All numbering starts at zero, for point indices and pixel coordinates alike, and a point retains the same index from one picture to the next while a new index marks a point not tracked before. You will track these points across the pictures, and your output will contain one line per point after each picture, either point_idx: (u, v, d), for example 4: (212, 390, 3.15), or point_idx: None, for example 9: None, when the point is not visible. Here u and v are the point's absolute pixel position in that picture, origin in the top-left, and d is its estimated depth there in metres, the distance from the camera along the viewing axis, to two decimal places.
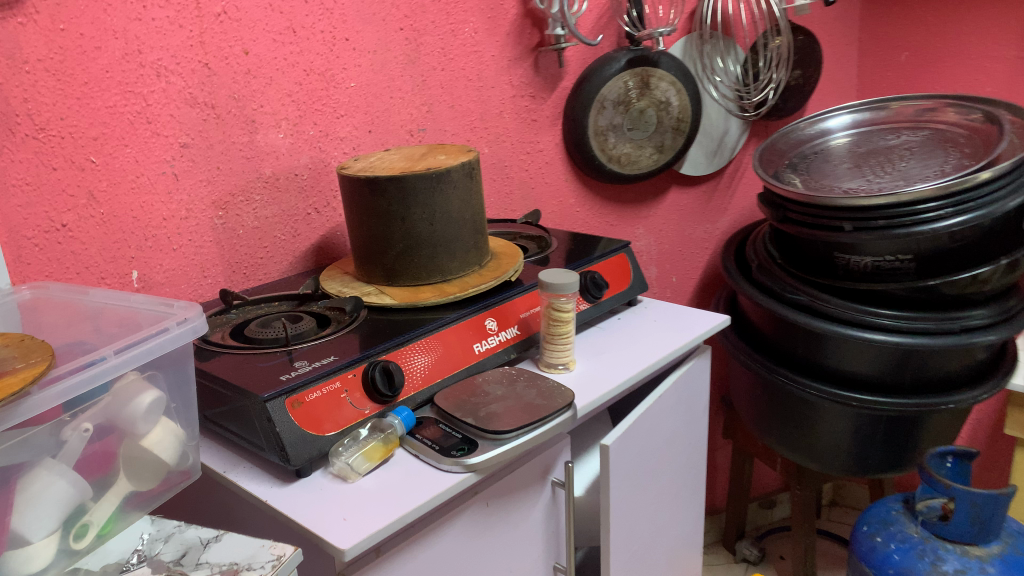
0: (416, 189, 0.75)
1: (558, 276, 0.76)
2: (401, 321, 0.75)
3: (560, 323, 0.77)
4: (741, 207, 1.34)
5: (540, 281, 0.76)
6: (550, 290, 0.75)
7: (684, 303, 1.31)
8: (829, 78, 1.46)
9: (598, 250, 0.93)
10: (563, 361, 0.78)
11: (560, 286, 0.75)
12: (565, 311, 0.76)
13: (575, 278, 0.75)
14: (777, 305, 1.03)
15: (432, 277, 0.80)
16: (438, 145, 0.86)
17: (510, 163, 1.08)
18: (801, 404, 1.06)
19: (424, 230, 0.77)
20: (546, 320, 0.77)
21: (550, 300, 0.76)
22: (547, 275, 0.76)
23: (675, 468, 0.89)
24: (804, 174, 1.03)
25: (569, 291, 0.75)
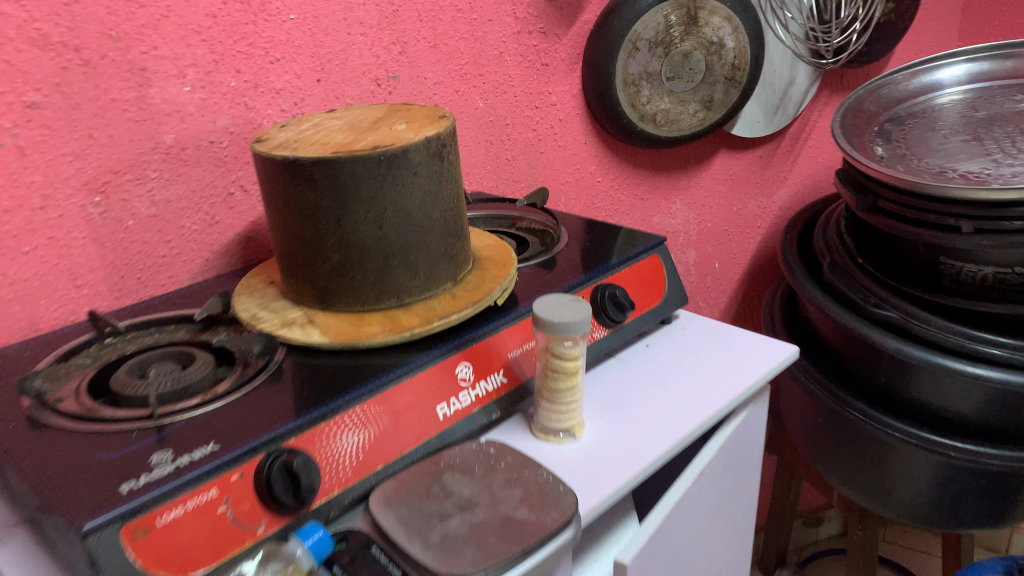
0: (356, 178, 0.51)
1: (562, 310, 0.52)
2: (333, 371, 0.52)
3: (564, 377, 0.53)
4: (805, 175, 1.08)
5: (533, 316, 0.53)
6: (550, 331, 0.52)
7: (729, 294, 1.07)
8: (923, 12, 1.17)
9: (622, 250, 0.69)
10: (567, 427, 0.55)
11: (565, 327, 0.51)
12: (571, 361, 0.53)
13: (588, 314, 0.52)
14: (857, 321, 0.79)
15: (384, 301, 0.56)
16: (402, 107, 0.62)
17: (512, 121, 0.84)
18: (878, 445, 0.84)
19: (369, 237, 0.54)
20: (545, 371, 0.54)
21: (548, 344, 0.53)
22: (547, 307, 0.53)
23: (717, 551, 0.66)
24: (904, 146, 0.77)
25: (578, 333, 0.52)
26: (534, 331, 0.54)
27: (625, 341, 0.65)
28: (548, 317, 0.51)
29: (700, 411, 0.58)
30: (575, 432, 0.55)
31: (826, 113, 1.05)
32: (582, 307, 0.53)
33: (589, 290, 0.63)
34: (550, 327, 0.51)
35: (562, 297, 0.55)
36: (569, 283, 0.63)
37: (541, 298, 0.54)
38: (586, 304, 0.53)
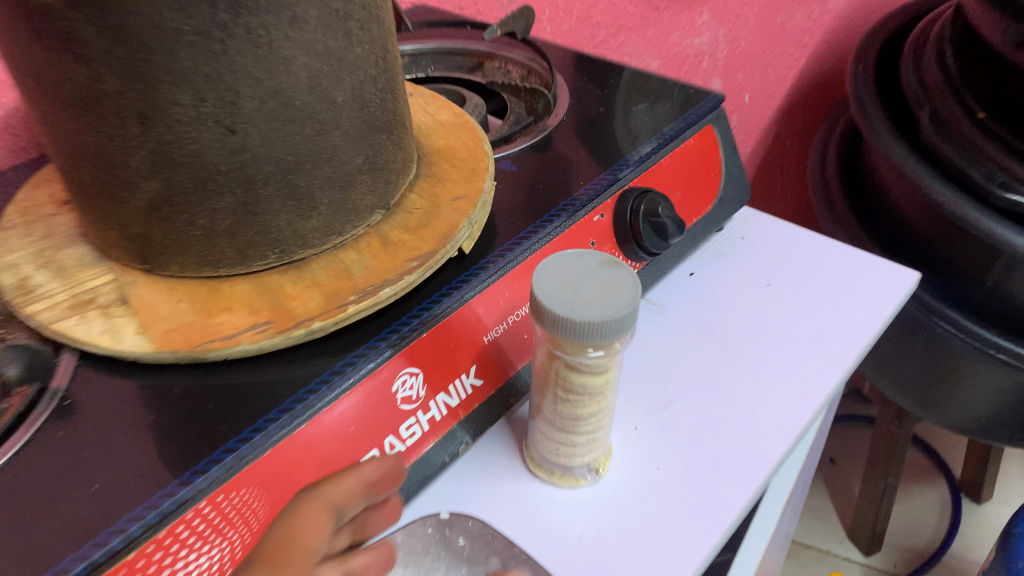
0: (163, 32, 0.25)
1: (590, 293, 0.28)
2: (158, 423, 0.28)
3: (589, 400, 0.30)
4: None
5: (534, 303, 0.29)
6: (569, 340, 0.28)
7: (757, 137, 0.80)
8: None
9: (659, 125, 0.43)
10: (588, 464, 0.33)
11: (599, 334, 0.27)
12: (603, 377, 0.30)
13: (640, 305, 0.28)
14: (959, 197, 0.54)
15: (258, 260, 0.31)
16: None
17: None
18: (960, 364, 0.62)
19: (211, 147, 0.28)
20: (552, 388, 0.31)
21: (564, 355, 0.29)
22: (563, 285, 0.29)
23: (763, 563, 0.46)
24: None
25: (621, 339, 0.28)
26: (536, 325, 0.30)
27: (659, 274, 0.42)
28: (567, 316, 0.27)
29: (788, 417, 0.36)
30: (599, 467, 0.33)
31: None
32: (627, 284, 0.29)
33: (613, 202, 0.39)
34: (571, 332, 0.27)
35: (585, 256, 0.30)
36: (578, 196, 0.39)
37: (547, 259, 0.30)
38: (634, 279, 0.29)
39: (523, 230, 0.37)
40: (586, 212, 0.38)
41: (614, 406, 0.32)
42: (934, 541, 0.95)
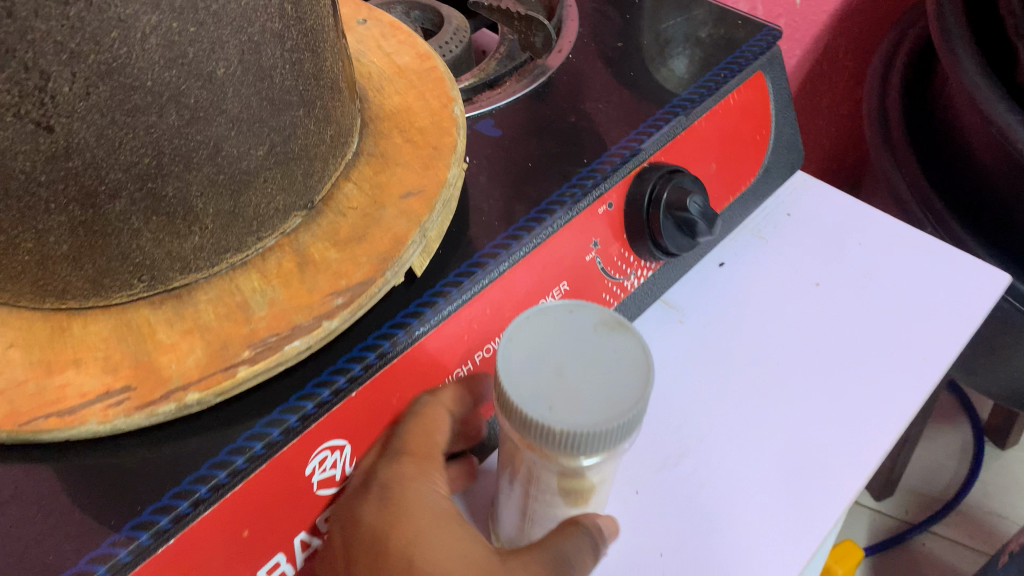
0: None
1: (580, 380, 0.21)
2: None
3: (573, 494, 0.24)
4: None
5: (498, 396, 0.22)
6: (549, 448, 0.21)
7: (805, 46, 0.68)
8: None
9: (691, 80, 0.33)
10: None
11: (592, 446, 0.21)
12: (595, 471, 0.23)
13: (649, 400, 0.21)
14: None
15: (119, 290, 0.22)
16: None
17: None
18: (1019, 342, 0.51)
19: (16, 149, 0.18)
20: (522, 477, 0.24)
21: (545, 459, 0.22)
22: (542, 366, 0.22)
23: None
24: None
25: (624, 443, 0.21)
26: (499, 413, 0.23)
27: (651, 272, 0.32)
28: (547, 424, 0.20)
29: (832, 483, 0.28)
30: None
31: None
32: (630, 364, 0.22)
33: (622, 189, 0.29)
34: (553, 443, 0.21)
35: (570, 311, 0.23)
36: (594, 166, 0.29)
37: (520, 319, 0.23)
38: (641, 357, 0.22)
39: (505, 233, 0.27)
40: (586, 200, 0.28)
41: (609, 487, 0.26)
42: (952, 487, 0.87)
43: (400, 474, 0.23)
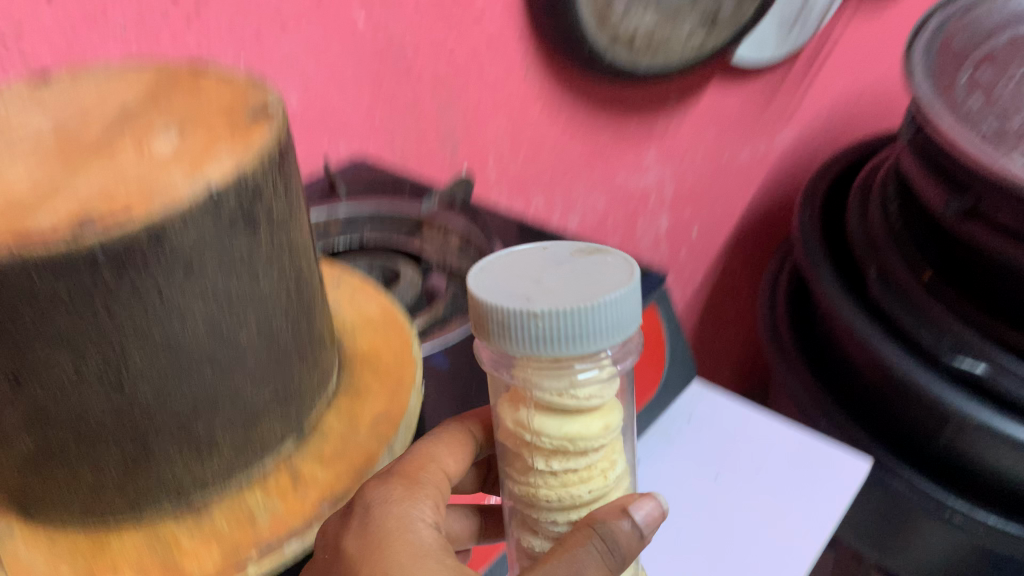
0: (35, 298, 0.22)
1: (560, 282, 0.24)
2: None
3: (585, 463, 0.26)
4: (817, 112, 0.79)
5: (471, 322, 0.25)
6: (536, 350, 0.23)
7: (708, 267, 0.80)
8: None
9: None
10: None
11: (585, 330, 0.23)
12: (599, 413, 0.26)
13: (638, 281, 0.24)
14: (895, 348, 0.54)
15: (151, 507, 0.28)
16: (185, 81, 0.31)
17: (402, 34, 0.53)
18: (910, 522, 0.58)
19: (94, 401, 0.25)
20: (530, 451, 0.26)
21: (538, 373, 0.25)
22: (523, 280, 0.25)
23: None
24: (1015, 114, 0.51)
25: (606, 340, 0.24)
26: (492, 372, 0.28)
27: None
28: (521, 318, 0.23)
29: None
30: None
31: (853, 27, 0.75)
32: (608, 272, 0.25)
33: None
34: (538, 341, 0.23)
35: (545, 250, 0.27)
36: None
37: (502, 261, 0.26)
38: (616, 264, 0.25)
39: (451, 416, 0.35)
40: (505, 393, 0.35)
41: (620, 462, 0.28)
42: None
43: (387, 494, 0.30)
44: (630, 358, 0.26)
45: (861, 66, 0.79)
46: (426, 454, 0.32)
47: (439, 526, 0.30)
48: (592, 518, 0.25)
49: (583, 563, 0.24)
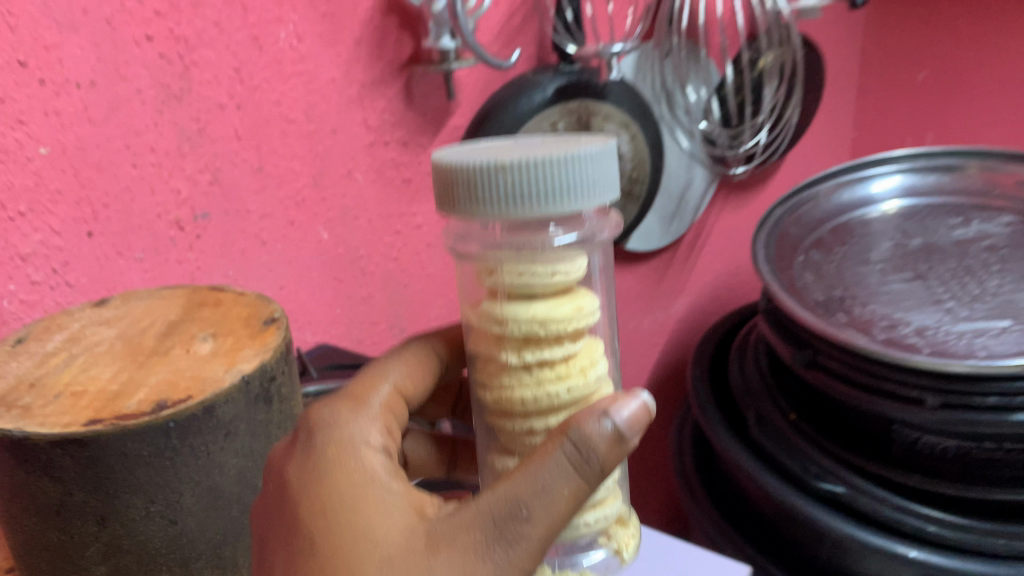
0: (127, 458, 0.32)
1: (533, 151, 0.33)
2: None
3: (559, 355, 0.35)
4: (702, 285, 0.95)
5: (445, 179, 0.33)
6: (510, 207, 0.31)
7: None
8: (826, 109, 1.06)
9: None
10: (608, 549, 0.38)
11: (564, 190, 0.32)
12: (570, 300, 0.35)
13: (600, 150, 0.32)
14: (777, 481, 0.66)
15: None
16: (209, 297, 0.43)
17: (356, 242, 0.67)
18: None
19: (156, 534, 0.34)
20: (507, 345, 0.35)
21: (507, 256, 0.34)
22: (500, 153, 0.33)
23: None
24: (837, 285, 0.66)
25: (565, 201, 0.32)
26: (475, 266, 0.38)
27: None
28: (501, 162, 0.31)
29: None
30: (626, 523, 0.40)
31: (722, 216, 0.93)
32: (566, 146, 0.33)
33: None
34: (517, 185, 0.31)
35: (521, 142, 0.36)
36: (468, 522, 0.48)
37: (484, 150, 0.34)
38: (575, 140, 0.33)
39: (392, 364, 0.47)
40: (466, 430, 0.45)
41: (596, 358, 0.36)
42: None
43: (332, 415, 0.40)
44: (605, 232, 0.36)
45: (731, 246, 0.97)
46: (376, 372, 0.46)
47: (383, 447, 0.39)
48: (566, 428, 0.33)
49: (556, 477, 0.32)
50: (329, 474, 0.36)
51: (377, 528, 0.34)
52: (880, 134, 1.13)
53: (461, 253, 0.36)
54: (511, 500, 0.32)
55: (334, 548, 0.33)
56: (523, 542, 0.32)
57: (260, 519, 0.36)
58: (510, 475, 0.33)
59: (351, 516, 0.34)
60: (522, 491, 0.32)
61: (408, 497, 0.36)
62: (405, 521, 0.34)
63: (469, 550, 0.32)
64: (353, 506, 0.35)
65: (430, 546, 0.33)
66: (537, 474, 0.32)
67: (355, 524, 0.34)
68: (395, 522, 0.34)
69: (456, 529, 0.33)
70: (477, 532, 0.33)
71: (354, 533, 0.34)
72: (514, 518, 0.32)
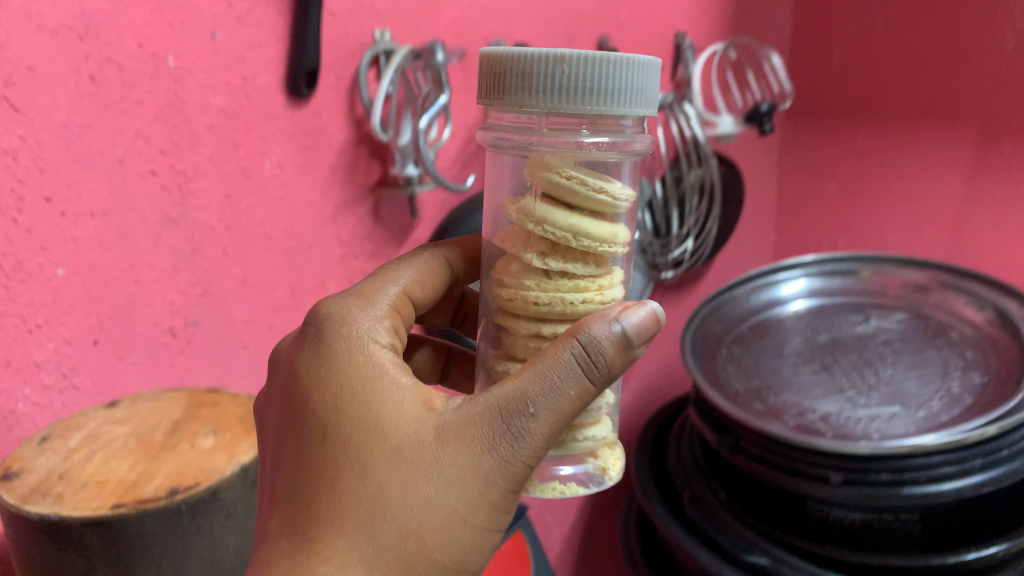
0: (145, 536, 0.39)
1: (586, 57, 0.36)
2: None
3: (582, 271, 0.39)
4: (645, 374, 1.04)
5: (500, 68, 0.36)
6: (564, 97, 0.35)
7: (578, 504, 0.99)
8: (750, 216, 1.19)
9: None
10: (592, 466, 0.42)
11: (613, 92, 0.35)
12: (607, 223, 0.38)
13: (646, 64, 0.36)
14: (708, 553, 0.73)
15: None
16: (208, 398, 0.50)
17: None
18: None
19: None
20: (542, 244, 0.38)
21: (558, 164, 0.37)
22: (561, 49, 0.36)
23: None
24: (755, 377, 0.76)
25: (612, 104, 0.35)
26: (518, 154, 0.40)
27: None
28: (563, 55, 0.34)
29: None
30: (612, 446, 0.44)
31: (661, 311, 1.02)
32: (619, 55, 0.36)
33: None
34: (572, 80, 0.35)
35: None
36: None
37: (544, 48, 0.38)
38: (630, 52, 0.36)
39: (399, 265, 0.50)
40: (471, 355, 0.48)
41: (612, 273, 0.40)
42: None
43: (345, 311, 0.43)
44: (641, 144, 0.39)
45: (670, 339, 1.06)
46: (385, 276, 0.48)
47: (390, 345, 0.42)
48: (576, 331, 0.37)
49: (562, 372, 0.36)
50: (340, 366, 0.40)
51: (387, 419, 0.37)
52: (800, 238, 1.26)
53: (504, 137, 0.39)
54: (517, 392, 0.36)
55: (347, 436, 0.37)
56: (529, 435, 0.36)
57: (279, 403, 0.41)
58: (517, 374, 0.37)
59: (363, 410, 0.38)
60: (531, 381, 0.36)
61: (416, 390, 0.39)
62: (417, 411, 0.38)
63: (477, 441, 0.36)
64: (366, 397, 0.38)
65: (440, 438, 0.37)
66: (546, 374, 0.36)
67: (367, 416, 0.37)
68: (406, 413, 0.38)
69: (466, 421, 0.37)
70: (485, 423, 0.37)
71: (370, 424, 0.37)
72: (520, 413, 0.36)
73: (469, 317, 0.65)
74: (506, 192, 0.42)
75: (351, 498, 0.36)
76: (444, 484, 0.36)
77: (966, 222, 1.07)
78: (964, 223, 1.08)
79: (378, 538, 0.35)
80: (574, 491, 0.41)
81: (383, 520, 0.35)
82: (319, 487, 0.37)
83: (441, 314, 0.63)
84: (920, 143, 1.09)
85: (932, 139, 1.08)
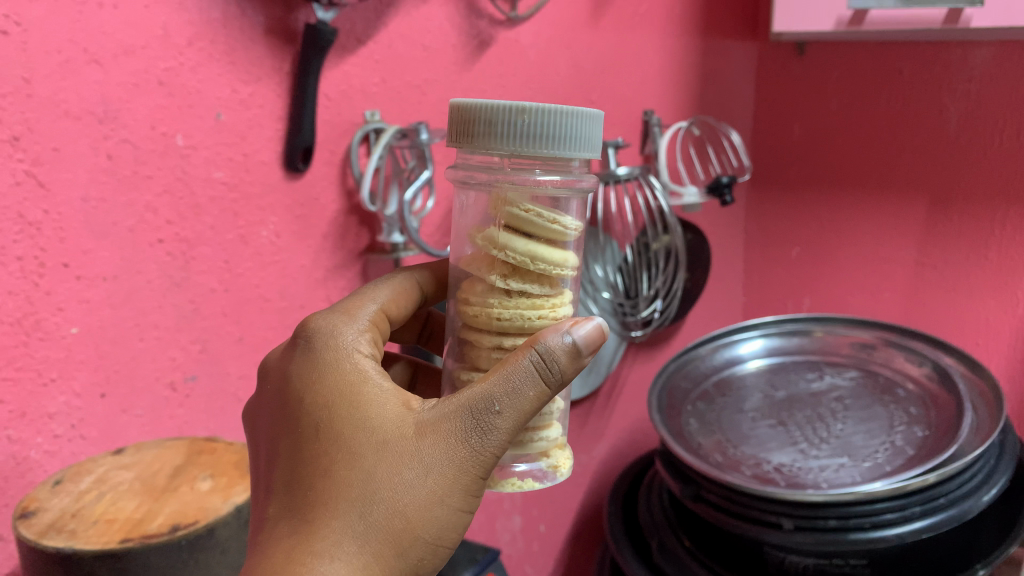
0: (149, 568, 0.43)
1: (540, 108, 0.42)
2: None
3: (538, 290, 0.44)
4: (619, 429, 1.09)
5: (469, 117, 0.41)
6: (525, 144, 0.40)
7: (555, 556, 1.03)
8: (717, 282, 1.25)
9: None
10: (545, 463, 0.47)
11: (564, 139, 0.41)
12: (559, 249, 0.44)
13: (592, 116, 0.42)
14: None
15: None
16: (206, 446, 0.55)
17: None
18: None
19: None
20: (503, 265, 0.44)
21: (517, 198, 0.43)
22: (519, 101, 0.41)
23: None
24: (718, 432, 0.81)
25: (564, 150, 0.41)
26: (480, 191, 0.46)
27: None
28: (523, 107, 0.40)
29: None
30: (561, 446, 0.49)
31: (634, 369, 1.08)
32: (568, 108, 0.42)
33: None
34: (531, 128, 0.40)
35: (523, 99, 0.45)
36: None
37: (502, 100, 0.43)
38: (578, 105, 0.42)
39: (377, 285, 0.55)
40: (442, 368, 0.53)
41: (564, 292, 0.46)
42: None
43: (330, 322, 0.48)
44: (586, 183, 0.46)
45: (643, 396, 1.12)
46: (362, 294, 0.53)
47: (371, 354, 0.47)
48: (534, 342, 0.42)
49: (521, 375, 0.42)
50: (330, 373, 0.45)
51: (373, 416, 0.43)
52: (767, 303, 1.33)
53: (470, 174, 0.44)
54: (483, 393, 0.42)
55: (339, 431, 0.42)
56: (495, 429, 0.42)
57: (274, 408, 0.46)
58: (483, 378, 0.43)
59: (352, 409, 0.43)
60: (495, 382, 0.42)
61: (396, 393, 0.45)
62: (399, 411, 0.43)
63: (453, 434, 0.42)
64: (353, 399, 0.44)
65: (419, 432, 0.42)
66: (509, 377, 0.42)
67: (356, 414, 0.43)
68: (390, 411, 0.43)
69: (441, 417, 0.42)
70: (458, 418, 0.42)
71: (359, 421, 0.43)
72: (487, 411, 0.42)
73: (434, 335, 0.70)
74: (470, 222, 0.48)
75: (344, 483, 0.41)
76: (423, 469, 0.42)
77: (924, 285, 1.15)
78: (921, 286, 1.16)
79: (368, 517, 0.41)
80: (529, 486, 0.46)
81: (373, 502, 0.41)
82: (314, 477, 0.42)
83: (408, 330, 0.69)
84: (875, 212, 1.18)
85: (885, 209, 1.17)
